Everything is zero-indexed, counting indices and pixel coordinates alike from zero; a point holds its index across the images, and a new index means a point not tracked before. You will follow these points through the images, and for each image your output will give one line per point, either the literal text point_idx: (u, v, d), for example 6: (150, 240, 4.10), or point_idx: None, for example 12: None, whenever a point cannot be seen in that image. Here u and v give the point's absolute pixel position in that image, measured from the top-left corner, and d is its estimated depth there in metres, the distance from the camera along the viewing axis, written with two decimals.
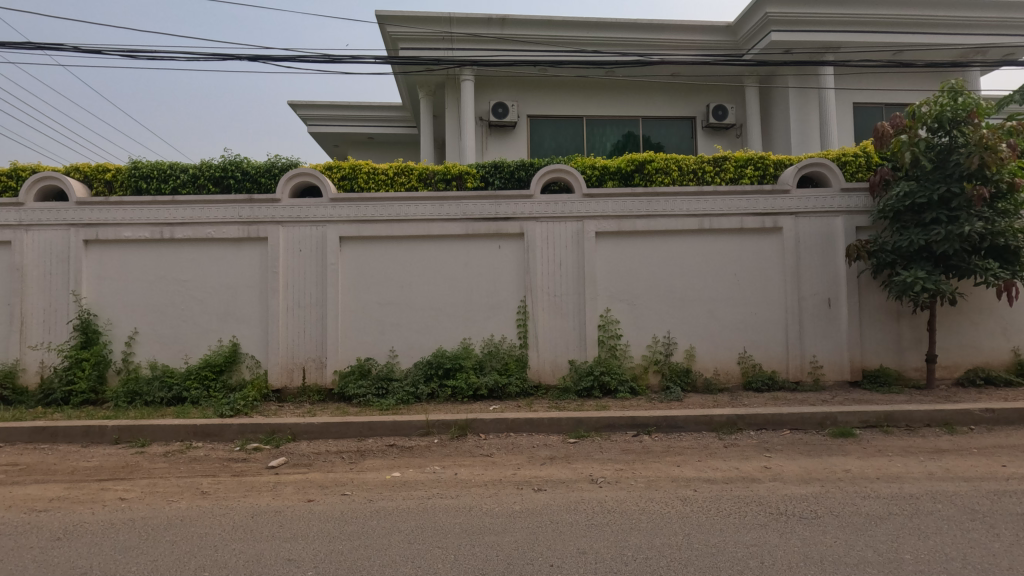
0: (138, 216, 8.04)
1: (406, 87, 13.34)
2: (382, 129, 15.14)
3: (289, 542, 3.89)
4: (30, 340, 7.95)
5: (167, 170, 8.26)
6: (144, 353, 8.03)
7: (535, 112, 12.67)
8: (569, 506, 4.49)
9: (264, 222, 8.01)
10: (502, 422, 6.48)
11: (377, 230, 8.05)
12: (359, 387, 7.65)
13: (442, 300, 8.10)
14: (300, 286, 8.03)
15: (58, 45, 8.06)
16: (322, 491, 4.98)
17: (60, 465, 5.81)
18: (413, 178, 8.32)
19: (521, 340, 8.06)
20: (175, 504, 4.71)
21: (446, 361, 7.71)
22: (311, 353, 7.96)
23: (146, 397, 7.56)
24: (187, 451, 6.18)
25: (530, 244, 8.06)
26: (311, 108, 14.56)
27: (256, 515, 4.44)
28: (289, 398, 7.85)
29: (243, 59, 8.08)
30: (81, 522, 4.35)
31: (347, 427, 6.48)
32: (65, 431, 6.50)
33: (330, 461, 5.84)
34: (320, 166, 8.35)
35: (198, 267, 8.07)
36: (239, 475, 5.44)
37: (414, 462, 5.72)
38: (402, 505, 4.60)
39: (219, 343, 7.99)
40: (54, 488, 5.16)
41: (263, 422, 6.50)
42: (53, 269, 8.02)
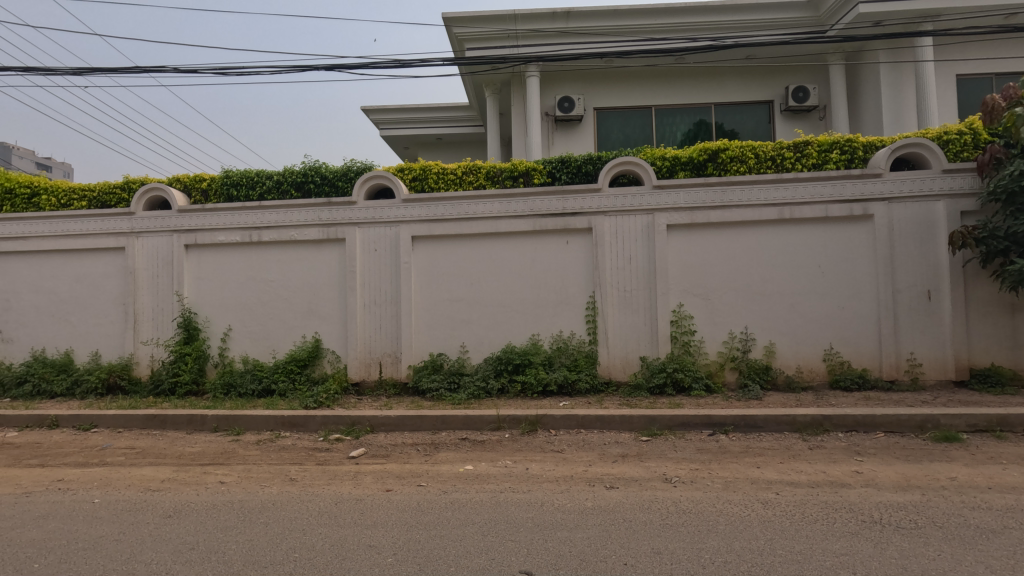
0: (230, 221, 8.67)
1: (472, 87, 13.56)
2: (449, 129, 15.48)
3: (370, 529, 4.07)
4: (142, 336, 8.80)
5: (254, 177, 8.92)
6: (238, 348, 8.67)
7: (602, 105, 12.49)
8: (642, 505, 4.41)
9: (342, 224, 8.42)
10: (572, 418, 6.47)
11: (447, 228, 8.24)
12: (432, 381, 7.88)
13: (511, 296, 8.18)
14: (376, 284, 8.38)
15: (161, 67, 8.86)
16: (400, 481, 5.18)
17: (169, 449, 6.41)
18: (481, 177, 8.52)
19: (591, 336, 7.98)
20: (268, 489, 5.07)
21: (516, 357, 7.77)
22: (387, 348, 8.29)
23: (240, 389, 8.16)
24: (276, 440, 6.62)
25: (599, 238, 7.96)
26: (382, 113, 15.17)
27: (339, 502, 4.70)
28: (367, 391, 8.22)
29: (320, 69, 8.51)
30: (188, 502, 4.77)
31: (422, 420, 6.71)
32: (172, 419, 7.15)
33: (406, 452, 6.06)
34: (393, 168, 8.70)
35: (283, 267, 8.60)
36: (323, 464, 5.77)
37: (486, 456, 5.82)
38: (475, 497, 4.70)
39: (303, 339, 8.49)
40: (164, 470, 5.71)
41: (344, 414, 6.86)
42: (160, 271, 8.82)
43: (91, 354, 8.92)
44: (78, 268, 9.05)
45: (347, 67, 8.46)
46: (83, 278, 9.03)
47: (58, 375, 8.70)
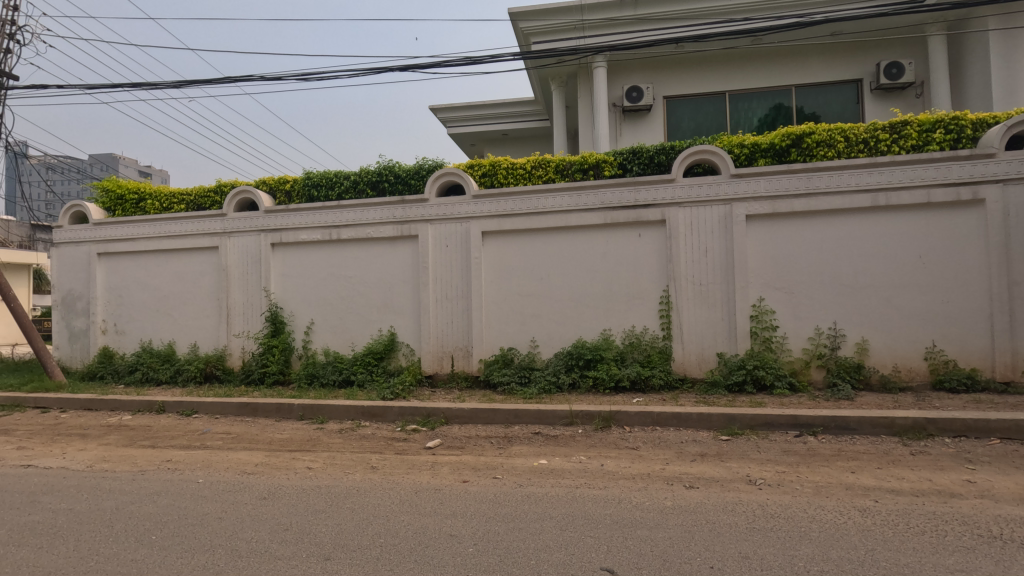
0: (311, 220, 9.12)
1: (537, 82, 13.53)
2: (514, 124, 15.51)
3: (450, 519, 4.16)
4: (234, 329, 9.44)
5: (333, 178, 9.35)
6: (319, 340, 9.12)
7: (672, 93, 12.09)
8: (726, 507, 4.24)
9: (415, 221, 8.65)
10: (646, 415, 6.33)
11: (517, 223, 8.26)
12: (503, 375, 7.94)
13: (582, 290, 8.10)
14: (447, 279, 8.54)
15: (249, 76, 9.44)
16: (475, 473, 5.27)
17: (261, 435, 6.84)
18: (551, 171, 8.50)
19: (665, 331, 7.76)
20: (352, 475, 5.30)
21: (587, 352, 7.69)
22: (458, 342, 8.44)
23: (322, 379, 8.58)
24: (357, 429, 6.91)
25: (673, 230, 7.71)
26: (449, 111, 15.44)
27: (419, 491, 4.84)
28: (440, 384, 8.42)
29: (394, 70, 8.76)
30: (281, 485, 5.08)
31: (495, 413, 6.78)
32: (262, 407, 7.64)
33: (481, 445, 6.15)
34: (463, 165, 8.84)
35: (360, 263, 8.95)
36: (402, 453, 5.97)
37: (560, 451, 5.81)
38: (551, 492, 4.69)
39: (379, 332, 8.80)
40: (258, 454, 6.10)
41: (420, 406, 7.06)
42: (250, 268, 9.42)
43: (190, 345, 9.66)
44: (178, 266, 9.83)
45: (419, 67, 8.67)
46: (183, 275, 9.80)
47: (163, 364, 9.51)
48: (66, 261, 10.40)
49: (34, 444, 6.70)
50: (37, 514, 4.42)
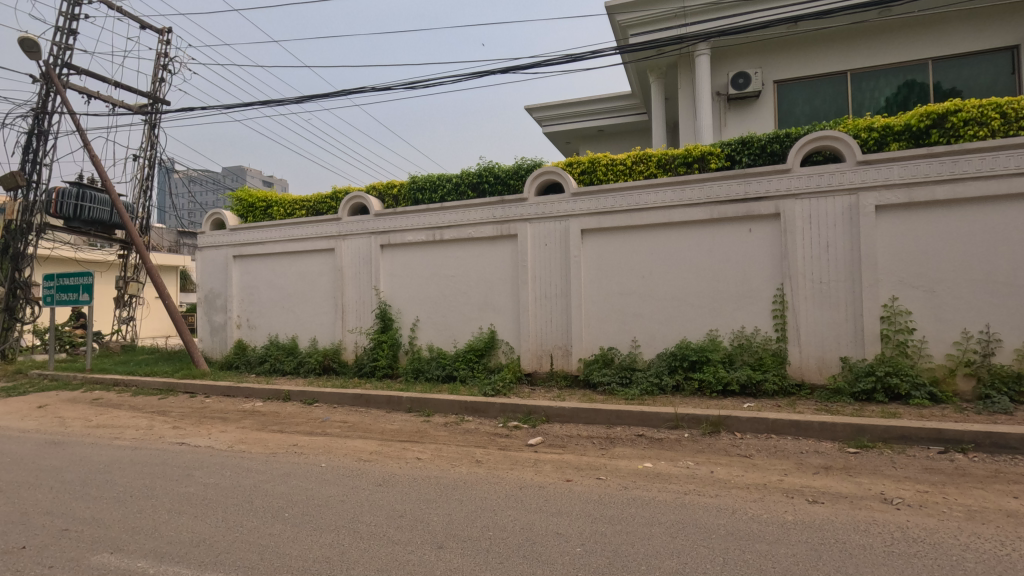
0: (417, 222, 9.55)
1: (636, 75, 13.19)
2: (611, 120, 15.16)
3: (555, 517, 4.17)
4: (348, 324, 10.13)
5: (436, 181, 9.73)
6: (424, 337, 9.53)
7: (784, 76, 11.26)
8: (858, 526, 3.87)
9: (515, 220, 8.77)
10: (760, 422, 5.96)
11: (617, 220, 8.11)
12: (603, 375, 7.83)
13: (686, 289, 7.78)
14: (546, 277, 8.56)
15: (361, 88, 10.10)
16: (578, 473, 5.23)
17: (374, 425, 7.27)
18: (652, 165, 8.28)
19: (779, 333, 7.24)
20: (459, 468, 5.48)
21: (691, 353, 7.38)
22: (558, 341, 8.44)
23: (427, 374, 8.96)
24: (461, 423, 7.15)
25: (789, 224, 7.18)
26: (544, 110, 15.41)
27: (524, 487, 4.90)
28: (539, 381, 8.48)
29: (495, 72, 8.93)
30: (393, 473, 5.37)
31: (597, 413, 6.70)
32: (374, 398, 8.13)
33: (583, 444, 6.10)
34: (562, 163, 8.84)
35: (462, 263, 9.23)
36: (504, 449, 6.09)
37: (665, 455, 5.62)
38: (659, 496, 4.55)
39: (480, 330, 9.03)
40: (372, 443, 6.50)
41: (521, 403, 7.16)
42: (362, 269, 10.05)
43: (310, 339, 10.51)
44: (300, 267, 10.72)
45: (519, 68, 8.78)
46: (303, 275, 10.68)
47: (288, 357, 10.43)
48: (208, 263, 11.70)
49: (187, 424, 7.63)
50: (191, 486, 5.02)
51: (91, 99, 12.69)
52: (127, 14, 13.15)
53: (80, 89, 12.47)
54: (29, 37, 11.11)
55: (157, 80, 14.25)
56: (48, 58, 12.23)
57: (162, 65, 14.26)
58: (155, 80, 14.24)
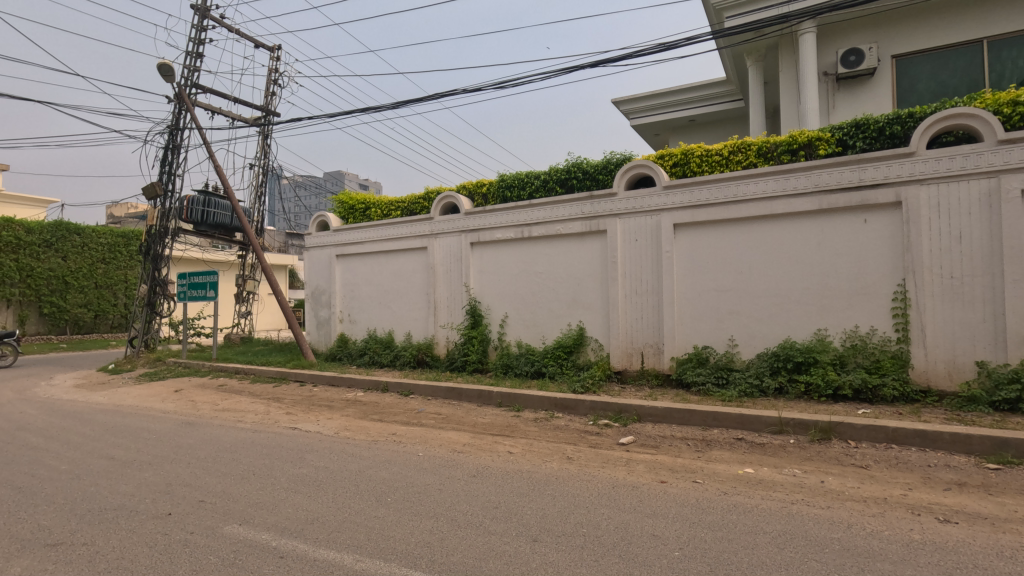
0: (505, 220, 9.69)
1: (732, 61, 12.53)
2: (704, 108, 14.44)
3: (651, 518, 4.07)
4: (441, 320, 10.49)
5: (525, 178, 9.84)
6: (513, 333, 9.66)
7: (904, 50, 10.21)
8: (1002, 552, 3.43)
9: (604, 216, 8.65)
10: (878, 430, 5.45)
11: (713, 214, 7.75)
12: (698, 375, 7.52)
13: (790, 285, 7.28)
14: (637, 274, 8.36)
15: (453, 91, 10.44)
16: (673, 474, 5.07)
17: (466, 418, 7.50)
18: (752, 155, 7.85)
19: (899, 334, 6.59)
20: (550, 463, 5.51)
21: (796, 354, 6.90)
22: (649, 339, 8.22)
23: (516, 370, 9.05)
24: (551, 419, 7.18)
25: (912, 213, 6.51)
26: (633, 102, 15.01)
27: (616, 486, 4.83)
28: (629, 380, 8.30)
29: (585, 66, 8.86)
30: (486, 465, 5.51)
31: (691, 414, 6.47)
32: (466, 392, 8.37)
33: (677, 446, 5.91)
34: (653, 156, 8.63)
35: (550, 260, 9.25)
36: (595, 447, 6.03)
37: (768, 461, 5.31)
38: (762, 504, 4.30)
39: (569, 327, 9.01)
40: (464, 435, 6.70)
41: (612, 401, 7.06)
42: (453, 266, 10.37)
43: (406, 334, 11.01)
44: (396, 265, 11.26)
45: (609, 61, 8.65)
46: (399, 273, 11.20)
47: (385, 350, 10.99)
48: (314, 262, 12.58)
49: (298, 411, 8.29)
50: (304, 468, 5.45)
51: (215, 114, 14.07)
52: (245, 36, 14.45)
53: (206, 106, 13.88)
54: (166, 62, 12.52)
55: (270, 94, 15.53)
56: (180, 80, 13.72)
57: (273, 80, 15.52)
58: (268, 94, 15.53)
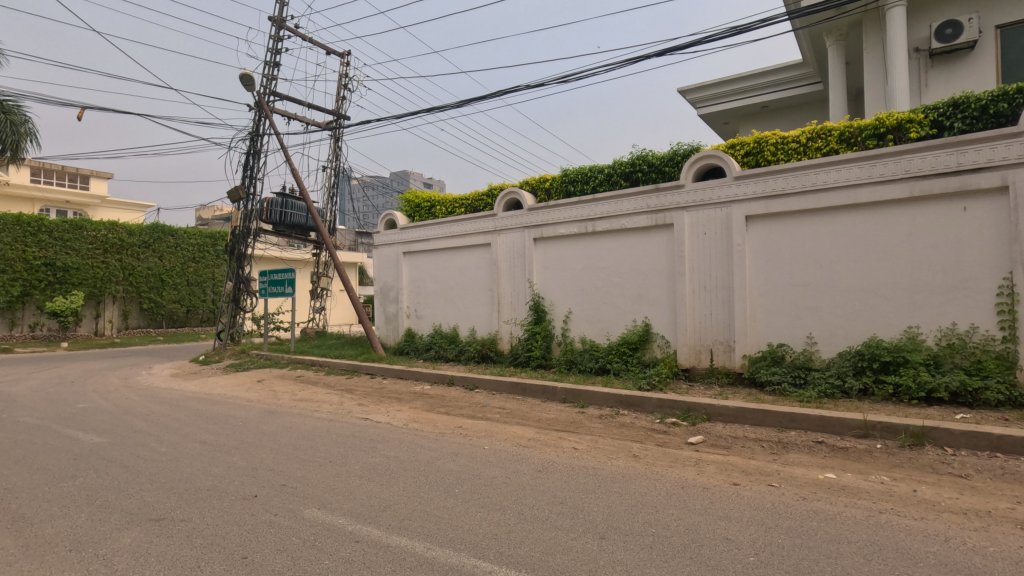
0: (568, 215, 9.64)
1: (810, 42, 11.83)
2: (777, 94, 13.71)
3: (723, 521, 3.93)
4: (504, 316, 10.58)
5: (588, 173, 9.75)
6: (576, 329, 9.60)
7: (1009, 20, 9.25)
8: None
9: (670, 209, 8.41)
10: (980, 437, 4.99)
11: (789, 204, 7.37)
12: (772, 374, 7.17)
13: (877, 279, 6.80)
14: (705, 268, 8.07)
15: (515, 88, 10.51)
16: (747, 477, 4.87)
17: (530, 413, 7.54)
18: (833, 141, 7.39)
19: (1005, 333, 6.02)
20: (616, 461, 5.44)
21: (882, 353, 6.44)
22: (719, 336, 7.92)
23: (580, 365, 8.99)
24: (617, 416, 7.08)
25: (1020, 199, 5.90)
26: (700, 91, 14.50)
27: (686, 486, 4.69)
28: (697, 378, 8.03)
29: (650, 56, 8.65)
30: (552, 461, 5.51)
31: (766, 415, 6.18)
32: (530, 387, 8.41)
33: (750, 447, 5.67)
34: (723, 145, 8.32)
35: (615, 255, 9.12)
36: (662, 446, 5.90)
37: (852, 466, 5.00)
38: (846, 512, 4.05)
39: (634, 323, 8.84)
40: (529, 430, 6.73)
41: (680, 400, 6.87)
42: (516, 262, 10.42)
43: (470, 329, 11.19)
44: (460, 261, 11.46)
45: (676, 49, 8.40)
46: (463, 269, 11.40)
47: (450, 345, 11.23)
48: (382, 259, 13.02)
49: (369, 402, 8.63)
50: (376, 457, 5.66)
51: (291, 120, 14.84)
52: (317, 43, 15.12)
53: (283, 113, 14.67)
54: (247, 73, 13.33)
55: (340, 98, 16.19)
56: (260, 88, 14.57)
57: (344, 85, 16.17)
58: (339, 98, 16.19)
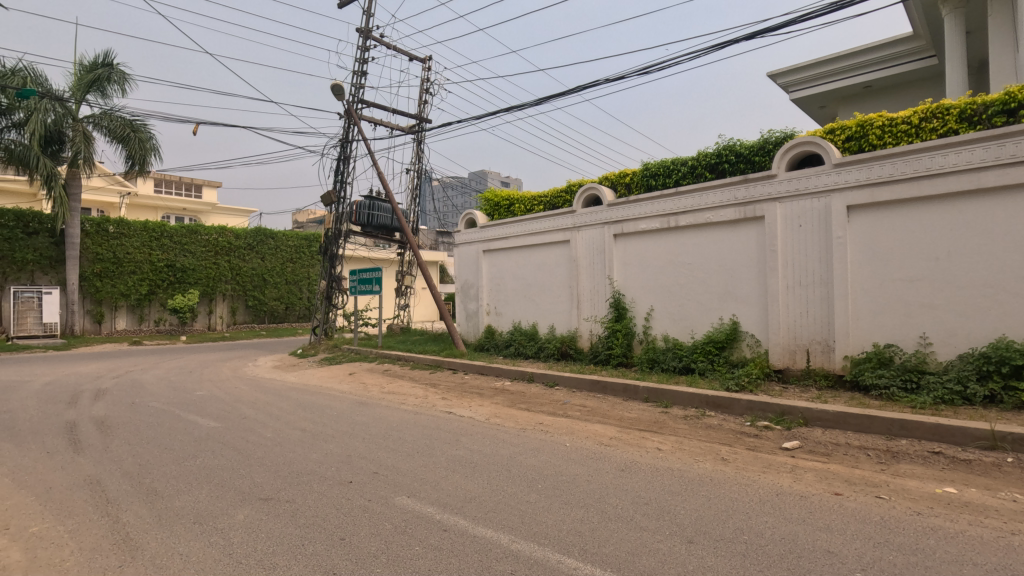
0: (650, 210, 9.39)
1: (922, 13, 10.72)
2: (882, 73, 12.55)
3: (825, 533, 3.68)
4: (584, 313, 10.51)
5: (671, 165, 9.45)
6: (659, 327, 9.34)
7: None
8: None
9: (760, 201, 7.97)
10: None
11: (899, 192, 6.75)
12: (879, 377, 6.59)
13: (1006, 273, 6.08)
14: (800, 263, 7.56)
15: (595, 83, 10.39)
16: (850, 487, 4.52)
17: (612, 411, 7.44)
18: (952, 120, 6.68)
19: None
20: (703, 463, 5.24)
21: (1013, 355, 5.74)
22: (816, 335, 7.39)
23: (663, 364, 8.75)
24: (703, 417, 6.81)
25: None
26: (792, 74, 13.63)
27: (781, 494, 4.43)
28: (791, 380, 7.56)
29: (739, 41, 8.24)
30: (635, 460, 5.41)
31: (871, 421, 5.71)
32: (610, 386, 8.30)
33: (854, 456, 5.26)
34: (820, 131, 7.75)
35: (700, 250, 8.78)
36: (754, 450, 5.61)
37: (975, 481, 4.50)
38: (970, 531, 3.65)
39: (720, 321, 8.47)
40: (610, 429, 6.64)
41: (772, 402, 6.50)
42: (596, 258, 10.30)
43: (549, 326, 11.21)
44: (539, 259, 11.50)
45: (768, 31, 7.94)
46: (542, 266, 11.43)
47: (529, 342, 11.30)
48: (463, 258, 13.32)
49: (452, 397, 8.89)
50: (461, 450, 5.83)
51: (377, 125, 15.55)
52: (402, 51, 15.74)
53: (370, 119, 15.41)
54: (337, 83, 14.12)
55: (422, 102, 16.75)
56: (349, 97, 15.38)
57: (426, 89, 16.71)
58: (421, 103, 16.75)
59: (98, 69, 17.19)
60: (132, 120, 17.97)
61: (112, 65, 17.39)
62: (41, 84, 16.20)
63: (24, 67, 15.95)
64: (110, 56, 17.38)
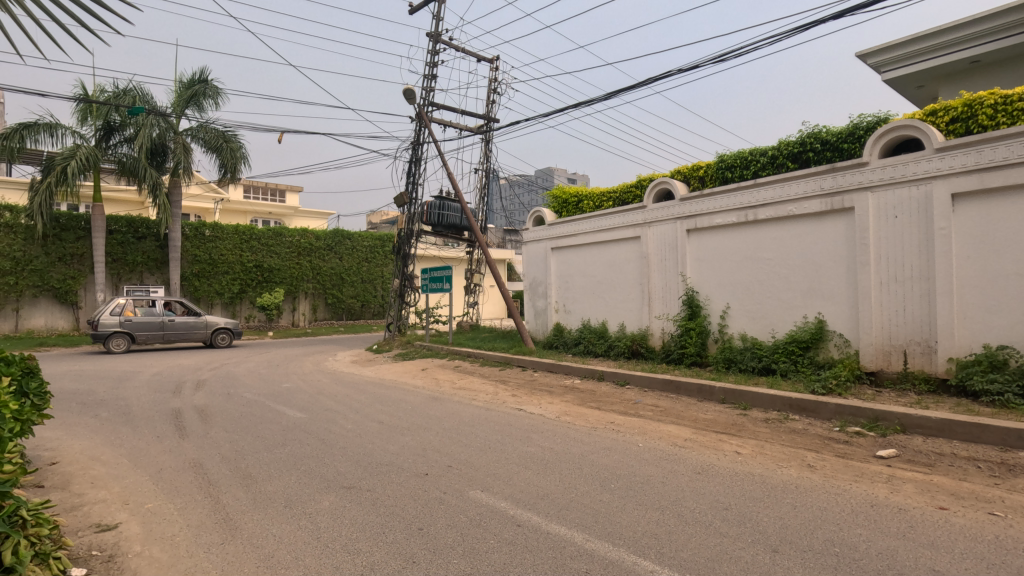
0: (726, 203, 9.01)
1: None
2: (989, 47, 11.33)
3: (929, 550, 3.38)
4: (656, 311, 10.25)
5: (748, 156, 9.04)
6: (736, 325, 8.96)
7: None
8: None
9: (850, 191, 7.45)
10: None
11: (1014, 177, 6.10)
12: (990, 382, 5.99)
13: None
14: (896, 257, 6.99)
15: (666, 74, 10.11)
16: (958, 501, 4.14)
17: (686, 412, 7.21)
18: None
19: None
20: (787, 470, 4.97)
21: None
22: (915, 336, 6.81)
23: (740, 364, 8.38)
24: (786, 421, 6.46)
25: None
26: (883, 54, 12.67)
27: (877, 505, 4.12)
28: (886, 383, 7.01)
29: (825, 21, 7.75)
30: (712, 464, 5.21)
31: (981, 430, 5.20)
32: (684, 386, 8.04)
33: (962, 468, 4.80)
34: (920, 113, 7.15)
35: (781, 244, 8.32)
36: (844, 457, 5.25)
37: None
38: None
39: (805, 319, 7.99)
40: (685, 430, 6.44)
41: (865, 407, 6.07)
42: (668, 254, 10.01)
43: (620, 325, 11.04)
44: (609, 256, 11.33)
45: (858, 8, 7.40)
46: (612, 263, 11.25)
47: (599, 340, 11.17)
48: (531, 256, 13.34)
49: (522, 394, 8.95)
50: (532, 446, 5.86)
51: (447, 127, 15.89)
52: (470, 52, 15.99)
53: (440, 121, 15.77)
54: (409, 87, 14.56)
55: (490, 102, 16.94)
56: (420, 100, 15.81)
57: (494, 89, 16.87)
58: (490, 103, 16.95)
59: (195, 86, 18.66)
60: (224, 131, 19.39)
61: (206, 81, 18.81)
62: (147, 102, 17.76)
63: (133, 88, 17.57)
64: (205, 73, 18.81)
